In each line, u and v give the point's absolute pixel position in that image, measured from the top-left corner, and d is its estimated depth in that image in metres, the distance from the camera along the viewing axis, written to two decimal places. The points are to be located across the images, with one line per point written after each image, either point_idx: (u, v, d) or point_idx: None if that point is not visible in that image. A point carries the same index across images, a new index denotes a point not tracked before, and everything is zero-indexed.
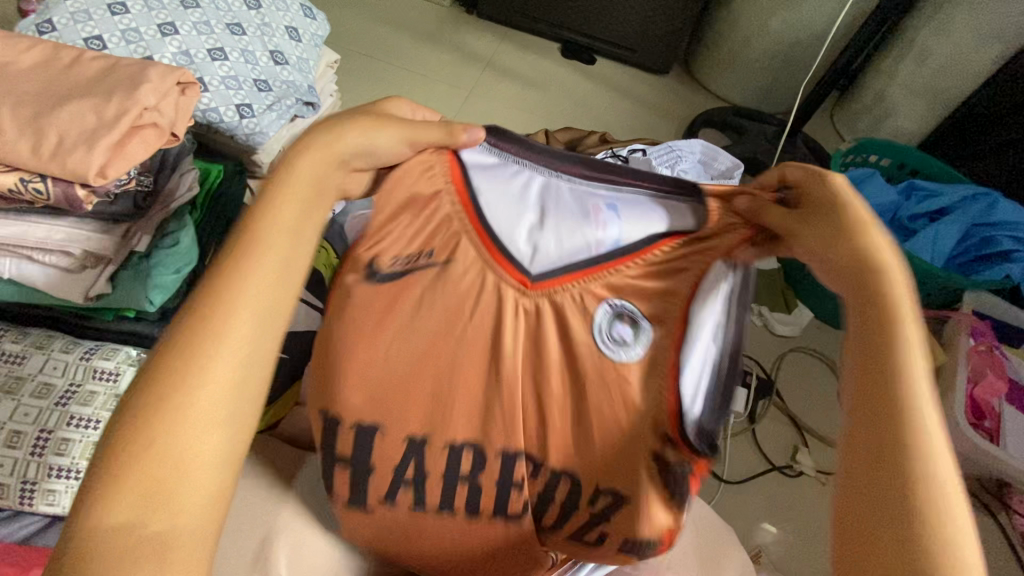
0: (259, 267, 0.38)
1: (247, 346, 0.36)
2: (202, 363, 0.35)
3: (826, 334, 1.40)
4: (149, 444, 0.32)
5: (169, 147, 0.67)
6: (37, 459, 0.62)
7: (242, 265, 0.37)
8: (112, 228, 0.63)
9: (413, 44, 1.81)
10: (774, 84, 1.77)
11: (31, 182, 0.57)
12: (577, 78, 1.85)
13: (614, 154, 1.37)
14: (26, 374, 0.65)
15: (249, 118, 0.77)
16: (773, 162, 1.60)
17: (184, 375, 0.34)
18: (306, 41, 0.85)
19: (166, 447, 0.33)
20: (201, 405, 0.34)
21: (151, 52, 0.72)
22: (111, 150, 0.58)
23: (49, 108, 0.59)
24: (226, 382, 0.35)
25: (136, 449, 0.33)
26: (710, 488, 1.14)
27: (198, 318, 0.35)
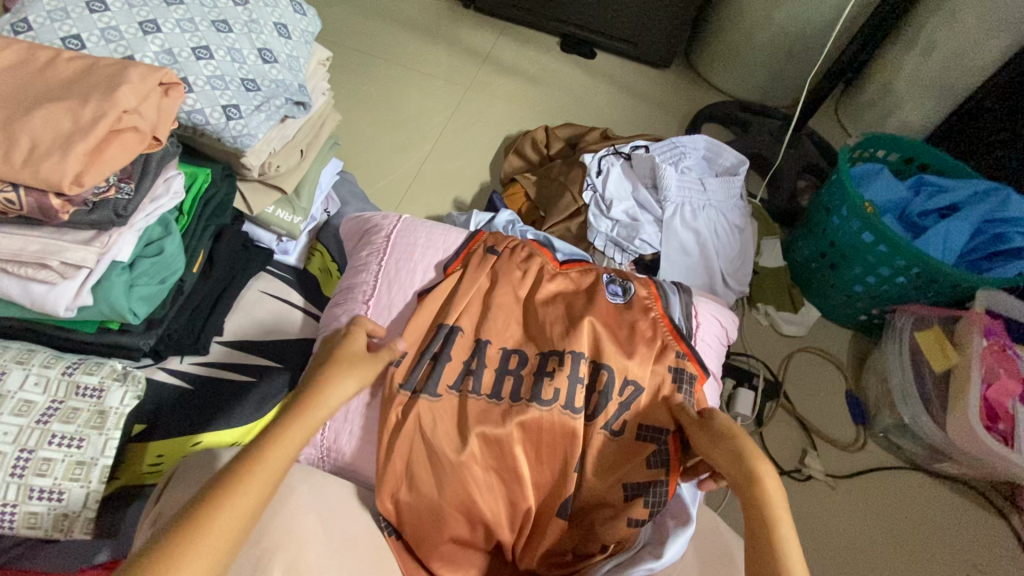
0: (332, 396, 0.65)
1: (258, 493, 0.53)
2: (254, 465, 0.54)
3: (834, 334, 1.37)
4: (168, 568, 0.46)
5: (152, 151, 0.64)
6: (18, 479, 0.60)
7: (333, 382, 0.66)
8: (90, 238, 0.59)
9: (410, 39, 1.77)
10: (777, 78, 1.74)
11: (2, 191, 0.54)
12: (577, 72, 1.82)
13: (616, 151, 1.34)
14: (5, 391, 0.62)
15: (237, 120, 0.74)
16: (778, 157, 1.57)
17: (252, 468, 0.54)
18: (297, 38, 0.80)
19: (214, 521, 0.50)
20: (217, 537, 0.49)
21: (132, 52, 0.69)
22: (88, 156, 0.55)
23: (22, 113, 0.56)
24: (236, 519, 0.51)
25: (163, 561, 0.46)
26: (717, 493, 1.12)
27: (298, 424, 0.60)
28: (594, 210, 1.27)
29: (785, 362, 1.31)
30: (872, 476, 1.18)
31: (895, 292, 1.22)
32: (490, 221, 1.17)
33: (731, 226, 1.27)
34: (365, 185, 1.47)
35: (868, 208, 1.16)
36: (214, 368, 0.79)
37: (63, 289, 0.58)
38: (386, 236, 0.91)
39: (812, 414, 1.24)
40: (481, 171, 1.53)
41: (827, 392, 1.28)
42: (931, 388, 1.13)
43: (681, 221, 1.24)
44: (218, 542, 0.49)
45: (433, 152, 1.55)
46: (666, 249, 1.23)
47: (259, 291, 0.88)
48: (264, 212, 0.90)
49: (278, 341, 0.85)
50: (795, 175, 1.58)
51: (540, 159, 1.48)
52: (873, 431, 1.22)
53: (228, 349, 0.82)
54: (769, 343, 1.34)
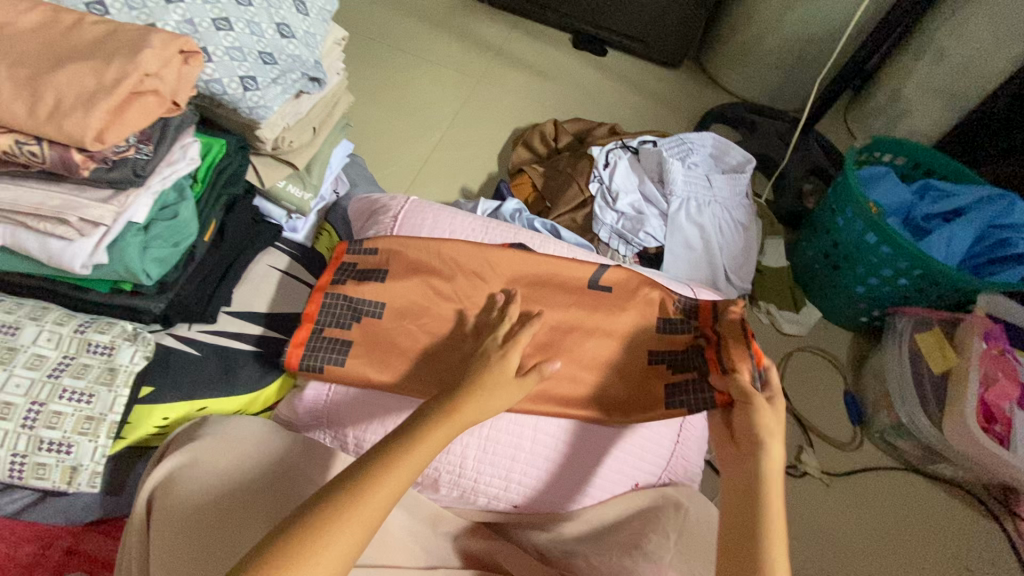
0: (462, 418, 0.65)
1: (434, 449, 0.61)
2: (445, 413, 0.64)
3: (833, 334, 1.39)
4: (385, 475, 0.56)
5: (170, 117, 0.64)
6: (29, 431, 0.61)
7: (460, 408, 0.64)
8: (109, 197, 0.59)
9: (424, 29, 1.79)
10: (787, 80, 1.74)
11: (27, 144, 0.54)
12: (588, 68, 1.84)
13: (623, 145, 1.35)
14: (19, 345, 0.63)
15: (253, 91, 0.74)
16: (785, 160, 1.58)
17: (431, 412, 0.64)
18: (314, 15, 0.80)
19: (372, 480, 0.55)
20: (384, 490, 0.55)
21: (154, 19, 0.68)
22: (108, 116, 0.54)
23: (47, 70, 0.55)
24: (418, 465, 0.59)
25: (349, 508, 0.53)
26: (712, 486, 1.14)
27: (436, 428, 0.62)
28: (599, 202, 1.28)
29: (784, 361, 1.33)
30: (866, 475, 1.20)
31: (896, 294, 1.22)
32: (497, 208, 1.26)
33: (735, 222, 1.29)
34: (374, 171, 1.48)
35: (872, 208, 1.17)
36: (221, 337, 0.81)
37: (80, 246, 0.58)
38: (394, 216, 0.94)
39: (809, 412, 1.26)
40: (487, 163, 1.55)
41: (822, 392, 1.30)
42: (930, 390, 1.13)
43: (686, 216, 1.26)
44: (383, 496, 0.55)
45: (441, 141, 1.56)
46: (670, 243, 1.24)
47: (268, 265, 0.90)
48: (276, 187, 0.91)
49: (283, 314, 0.87)
50: (801, 177, 1.58)
51: (547, 151, 1.51)
52: (869, 431, 1.24)
53: (234, 320, 0.83)
54: (769, 339, 1.36)
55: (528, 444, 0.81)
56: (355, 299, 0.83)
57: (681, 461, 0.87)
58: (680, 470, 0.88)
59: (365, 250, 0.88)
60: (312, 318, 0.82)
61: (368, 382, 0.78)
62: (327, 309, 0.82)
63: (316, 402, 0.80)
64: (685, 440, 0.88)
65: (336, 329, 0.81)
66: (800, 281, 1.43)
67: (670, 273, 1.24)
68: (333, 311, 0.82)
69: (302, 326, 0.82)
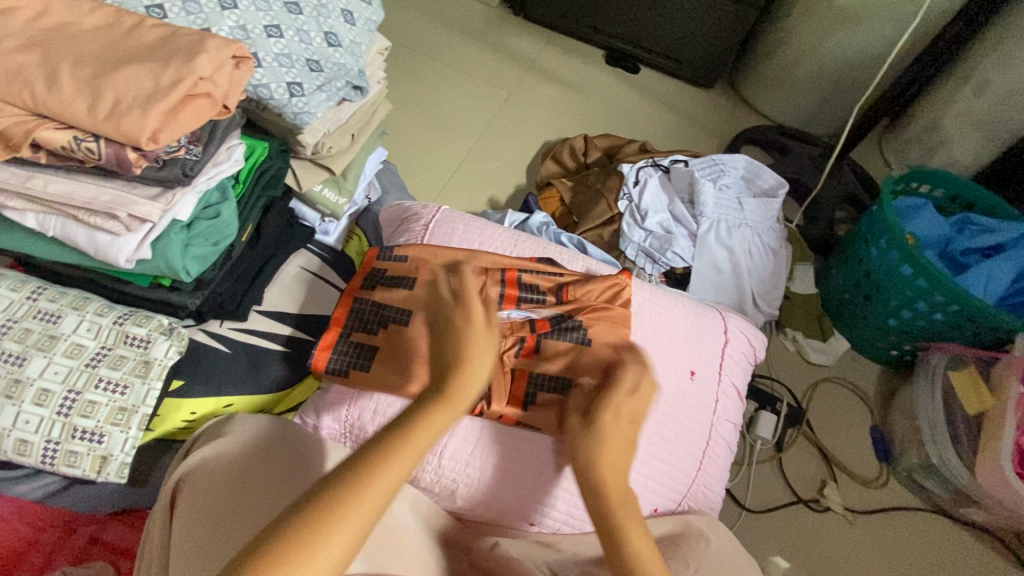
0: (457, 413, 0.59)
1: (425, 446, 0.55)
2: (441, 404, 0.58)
3: (861, 366, 1.35)
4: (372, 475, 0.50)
5: (219, 120, 0.66)
6: (63, 418, 0.62)
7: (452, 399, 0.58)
8: (157, 195, 0.60)
9: (460, 40, 1.81)
10: (822, 106, 1.71)
11: (85, 140, 0.55)
12: (620, 85, 1.85)
13: (654, 163, 1.34)
14: (60, 333, 0.65)
15: (299, 97, 0.75)
16: (818, 186, 1.56)
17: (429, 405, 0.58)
18: (361, 25, 0.82)
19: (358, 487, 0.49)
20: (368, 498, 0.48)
21: (209, 24, 0.70)
22: (163, 117, 0.56)
23: (107, 70, 0.57)
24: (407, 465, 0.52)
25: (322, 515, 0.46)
26: (731, 515, 1.12)
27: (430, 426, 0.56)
28: (628, 219, 1.27)
29: (810, 391, 1.30)
30: (892, 515, 1.16)
31: (930, 329, 1.19)
32: (525, 220, 1.26)
33: (765, 247, 1.27)
34: (404, 178, 1.50)
35: (908, 239, 1.14)
36: (252, 335, 0.82)
37: (126, 240, 0.60)
38: (425, 224, 0.95)
39: (834, 445, 1.23)
40: (516, 174, 1.56)
41: (848, 425, 1.27)
42: (962, 429, 1.09)
43: (716, 238, 1.24)
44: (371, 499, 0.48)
45: (471, 150, 1.58)
46: (698, 264, 1.23)
47: (299, 267, 0.91)
48: (312, 191, 0.92)
49: (311, 315, 0.87)
50: (834, 203, 1.56)
51: (576, 166, 1.51)
52: (897, 469, 1.20)
53: (264, 319, 0.84)
54: (795, 367, 1.33)
55: (550, 462, 0.80)
56: (383, 302, 0.83)
57: (701, 488, 0.85)
58: (700, 498, 0.86)
59: (393, 255, 0.88)
60: (339, 322, 0.83)
61: (392, 388, 0.78)
62: (355, 314, 0.84)
63: (340, 405, 0.80)
64: (707, 466, 0.86)
65: (363, 333, 0.82)
66: (829, 310, 1.40)
67: (696, 295, 1.22)
68: (361, 314, 0.83)
69: (331, 330, 0.83)
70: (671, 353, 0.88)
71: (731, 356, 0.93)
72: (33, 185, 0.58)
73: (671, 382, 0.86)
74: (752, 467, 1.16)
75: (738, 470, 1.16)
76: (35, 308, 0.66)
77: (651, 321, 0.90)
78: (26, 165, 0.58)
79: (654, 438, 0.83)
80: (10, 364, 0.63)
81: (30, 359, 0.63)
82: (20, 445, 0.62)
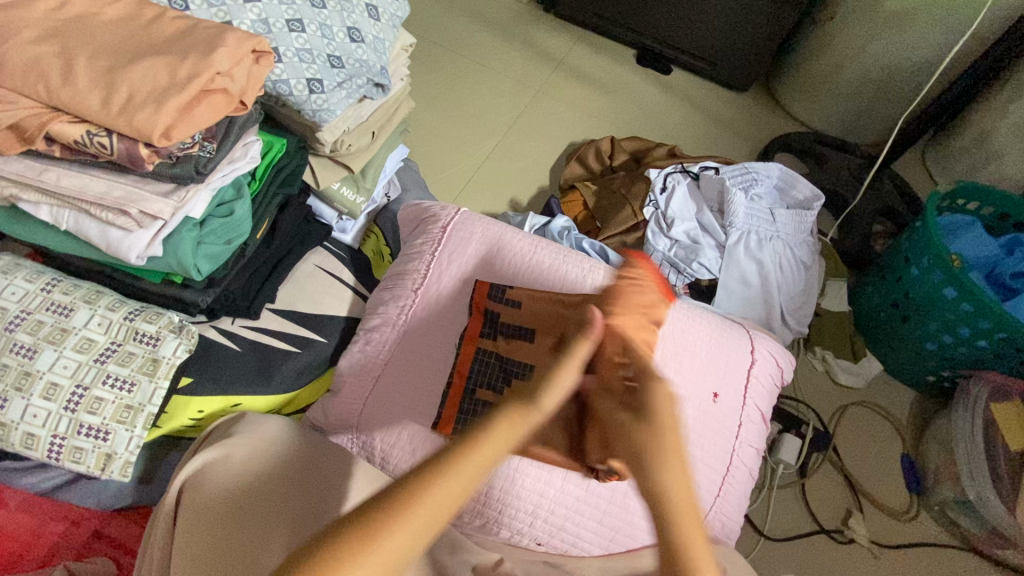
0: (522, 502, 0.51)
1: None
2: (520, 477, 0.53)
3: (894, 390, 1.29)
4: None
5: (236, 116, 0.64)
6: (70, 414, 0.62)
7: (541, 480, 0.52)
8: (170, 191, 0.59)
9: (489, 37, 1.78)
10: (863, 114, 1.63)
11: (97, 135, 0.54)
12: (650, 86, 1.79)
13: (683, 169, 1.29)
14: (71, 327, 0.64)
15: (319, 94, 0.73)
16: (855, 198, 1.48)
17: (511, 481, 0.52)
18: (385, 21, 0.79)
19: None
20: None
21: (231, 17, 0.68)
22: (177, 113, 0.55)
23: (124, 63, 0.56)
24: None
25: None
26: (748, 541, 1.07)
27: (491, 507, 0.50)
28: (653, 227, 1.23)
29: (838, 414, 1.24)
30: (918, 550, 1.10)
31: (972, 355, 1.11)
32: (546, 224, 1.22)
33: (797, 262, 1.22)
34: (426, 176, 1.48)
35: (954, 261, 1.07)
36: (263, 334, 0.81)
37: (138, 237, 0.59)
38: (443, 226, 0.92)
39: (860, 472, 1.17)
40: (539, 176, 1.52)
41: (876, 452, 1.20)
42: (1002, 466, 1.02)
43: (745, 250, 1.19)
44: None
45: (494, 150, 1.55)
46: (725, 276, 1.18)
47: (315, 265, 0.90)
48: (331, 188, 0.91)
49: (323, 315, 0.86)
50: (872, 218, 1.48)
51: (602, 169, 1.47)
52: (928, 502, 1.13)
53: (277, 318, 0.83)
54: (823, 388, 1.27)
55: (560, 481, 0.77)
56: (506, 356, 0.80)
57: (719, 515, 0.82)
58: (717, 525, 0.82)
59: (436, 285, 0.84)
60: (463, 375, 0.79)
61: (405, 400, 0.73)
62: (478, 367, 0.80)
63: (349, 408, 0.78)
64: (726, 493, 0.83)
65: (488, 391, 0.78)
66: (862, 329, 1.32)
67: (722, 309, 1.17)
68: (485, 368, 0.79)
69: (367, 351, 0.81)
70: (692, 373, 0.84)
71: (758, 378, 0.88)
72: (46, 178, 0.57)
73: (693, 406, 0.82)
74: (773, 492, 1.11)
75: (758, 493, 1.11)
76: (47, 299, 0.66)
77: (675, 339, 0.85)
78: (40, 158, 0.58)
79: None
80: (22, 356, 0.63)
81: (39, 351, 0.63)
82: (27, 438, 0.61)
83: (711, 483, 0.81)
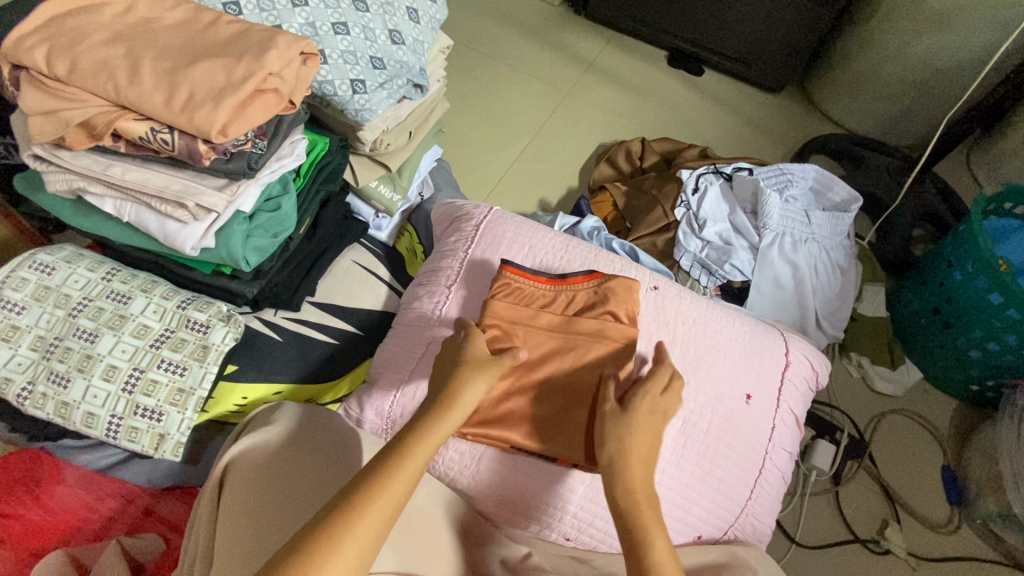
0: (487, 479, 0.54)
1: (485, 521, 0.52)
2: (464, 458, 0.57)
3: (934, 399, 1.24)
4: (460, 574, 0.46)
5: (284, 114, 0.67)
6: (127, 395, 0.66)
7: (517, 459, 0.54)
8: (224, 185, 0.62)
9: (520, 39, 1.80)
10: (904, 115, 1.59)
11: (160, 132, 0.58)
12: (681, 87, 1.78)
13: (716, 170, 1.28)
14: (129, 314, 0.68)
15: (361, 94, 0.76)
16: (895, 201, 1.44)
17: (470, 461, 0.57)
18: (424, 23, 0.82)
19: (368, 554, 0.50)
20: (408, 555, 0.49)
21: (281, 21, 0.72)
22: (233, 111, 0.57)
23: (185, 64, 0.59)
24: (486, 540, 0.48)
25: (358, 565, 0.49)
26: (779, 548, 1.05)
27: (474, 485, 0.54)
28: (684, 228, 1.22)
29: (874, 421, 1.20)
30: (959, 564, 1.06)
31: (1018, 364, 1.07)
32: (576, 224, 1.23)
33: (833, 265, 1.19)
34: (458, 176, 1.51)
35: (1001, 265, 1.03)
36: (304, 326, 0.84)
37: (192, 229, 0.62)
38: (476, 225, 0.94)
39: (897, 482, 1.14)
40: (568, 177, 1.53)
41: (915, 462, 1.17)
42: None
43: (779, 252, 1.17)
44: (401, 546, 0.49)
45: (525, 150, 1.56)
46: (758, 278, 1.16)
47: (352, 261, 0.92)
48: (369, 187, 0.94)
49: (360, 310, 0.89)
50: (912, 221, 1.43)
51: (631, 170, 1.46)
52: (970, 516, 1.09)
53: (316, 310, 0.86)
54: (859, 395, 1.24)
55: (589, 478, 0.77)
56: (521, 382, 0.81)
57: (751, 520, 0.81)
58: (749, 528, 0.81)
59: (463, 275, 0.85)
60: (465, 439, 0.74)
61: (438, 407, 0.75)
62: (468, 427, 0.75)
63: (383, 399, 0.80)
64: (757, 497, 0.81)
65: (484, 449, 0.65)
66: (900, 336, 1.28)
67: (754, 311, 1.15)
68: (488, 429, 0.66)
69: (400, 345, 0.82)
70: (726, 374, 0.83)
71: (792, 381, 0.87)
72: (111, 172, 0.61)
73: (724, 407, 0.81)
74: (805, 500, 1.08)
75: (789, 500, 1.09)
76: (107, 288, 0.70)
77: (707, 339, 0.85)
78: (106, 153, 0.61)
79: (703, 463, 0.79)
80: (84, 340, 0.67)
81: (101, 336, 0.67)
82: (88, 417, 0.65)
83: (741, 488, 0.80)
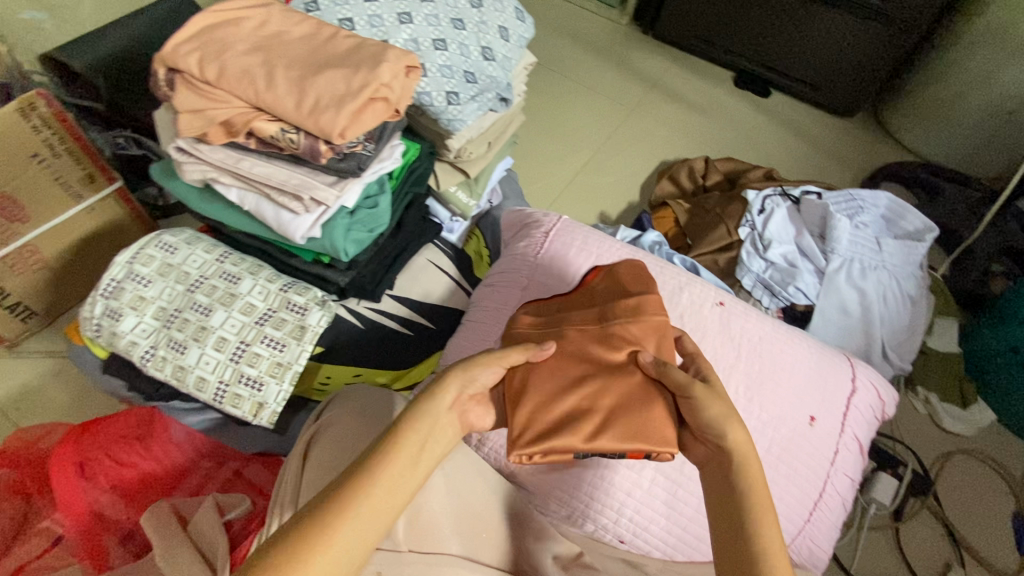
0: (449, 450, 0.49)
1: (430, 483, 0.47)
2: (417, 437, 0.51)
3: (1006, 443, 1.19)
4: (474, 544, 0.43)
5: (389, 121, 0.73)
6: (234, 364, 0.73)
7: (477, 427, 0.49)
8: (334, 182, 0.69)
9: (587, 56, 1.85)
10: (985, 146, 1.53)
11: (288, 132, 0.65)
12: (747, 108, 1.78)
13: (783, 193, 1.28)
14: (238, 292, 0.76)
15: (454, 105, 0.82)
16: (971, 234, 1.39)
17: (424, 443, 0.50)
18: (513, 41, 0.87)
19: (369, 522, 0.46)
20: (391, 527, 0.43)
21: (388, 37, 0.79)
22: (351, 116, 0.64)
23: (312, 74, 0.66)
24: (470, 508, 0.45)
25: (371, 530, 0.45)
26: None
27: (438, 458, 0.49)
28: (747, 248, 1.22)
29: (940, 460, 1.16)
30: None
31: None
32: (637, 238, 1.25)
33: (904, 295, 1.16)
34: (522, 185, 1.56)
35: None
36: (382, 316, 0.90)
37: (304, 219, 0.69)
38: (546, 232, 0.97)
39: (963, 525, 1.09)
40: (629, 191, 1.56)
41: (983, 506, 1.11)
42: None
43: (847, 278, 1.15)
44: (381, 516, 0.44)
45: (587, 164, 1.60)
46: (823, 303, 1.15)
47: (427, 259, 0.98)
48: (448, 191, 1.00)
49: (433, 305, 0.94)
50: (991, 255, 1.37)
51: (693, 188, 1.47)
52: None
53: (394, 303, 0.92)
54: (924, 431, 1.20)
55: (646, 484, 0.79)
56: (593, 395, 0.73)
57: (808, 542, 0.80)
58: (805, 551, 0.80)
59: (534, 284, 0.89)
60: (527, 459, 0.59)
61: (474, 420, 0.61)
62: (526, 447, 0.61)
63: None
64: (816, 521, 0.81)
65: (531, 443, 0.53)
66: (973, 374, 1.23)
67: (817, 336, 1.14)
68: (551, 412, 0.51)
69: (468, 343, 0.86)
70: (789, 396, 0.83)
71: (857, 408, 0.86)
72: (240, 165, 0.69)
73: (786, 427, 0.81)
74: (862, 533, 1.06)
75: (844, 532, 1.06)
76: (221, 268, 0.78)
77: (772, 359, 0.85)
78: (237, 149, 0.69)
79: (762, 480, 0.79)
80: (200, 312, 0.75)
81: (214, 310, 0.75)
82: (199, 381, 0.73)
83: (800, 509, 0.79)
